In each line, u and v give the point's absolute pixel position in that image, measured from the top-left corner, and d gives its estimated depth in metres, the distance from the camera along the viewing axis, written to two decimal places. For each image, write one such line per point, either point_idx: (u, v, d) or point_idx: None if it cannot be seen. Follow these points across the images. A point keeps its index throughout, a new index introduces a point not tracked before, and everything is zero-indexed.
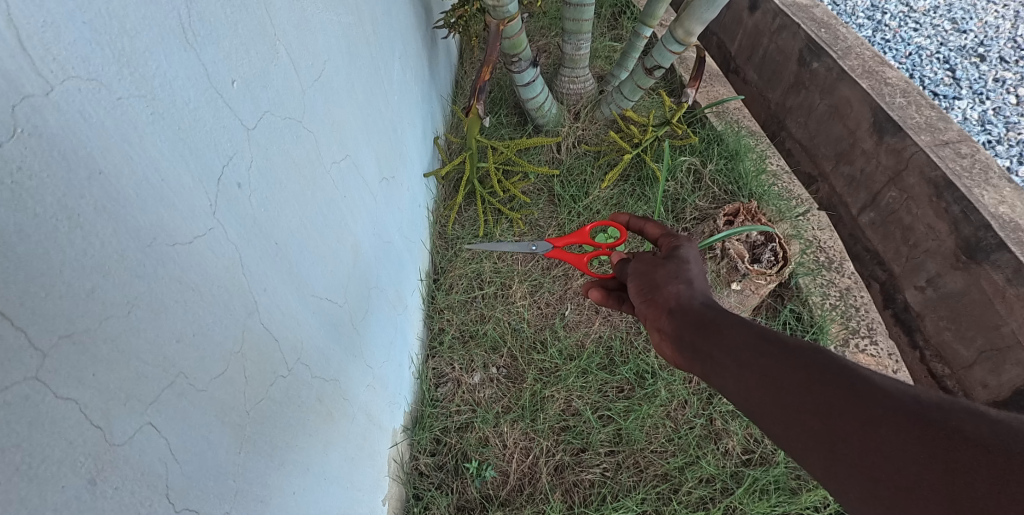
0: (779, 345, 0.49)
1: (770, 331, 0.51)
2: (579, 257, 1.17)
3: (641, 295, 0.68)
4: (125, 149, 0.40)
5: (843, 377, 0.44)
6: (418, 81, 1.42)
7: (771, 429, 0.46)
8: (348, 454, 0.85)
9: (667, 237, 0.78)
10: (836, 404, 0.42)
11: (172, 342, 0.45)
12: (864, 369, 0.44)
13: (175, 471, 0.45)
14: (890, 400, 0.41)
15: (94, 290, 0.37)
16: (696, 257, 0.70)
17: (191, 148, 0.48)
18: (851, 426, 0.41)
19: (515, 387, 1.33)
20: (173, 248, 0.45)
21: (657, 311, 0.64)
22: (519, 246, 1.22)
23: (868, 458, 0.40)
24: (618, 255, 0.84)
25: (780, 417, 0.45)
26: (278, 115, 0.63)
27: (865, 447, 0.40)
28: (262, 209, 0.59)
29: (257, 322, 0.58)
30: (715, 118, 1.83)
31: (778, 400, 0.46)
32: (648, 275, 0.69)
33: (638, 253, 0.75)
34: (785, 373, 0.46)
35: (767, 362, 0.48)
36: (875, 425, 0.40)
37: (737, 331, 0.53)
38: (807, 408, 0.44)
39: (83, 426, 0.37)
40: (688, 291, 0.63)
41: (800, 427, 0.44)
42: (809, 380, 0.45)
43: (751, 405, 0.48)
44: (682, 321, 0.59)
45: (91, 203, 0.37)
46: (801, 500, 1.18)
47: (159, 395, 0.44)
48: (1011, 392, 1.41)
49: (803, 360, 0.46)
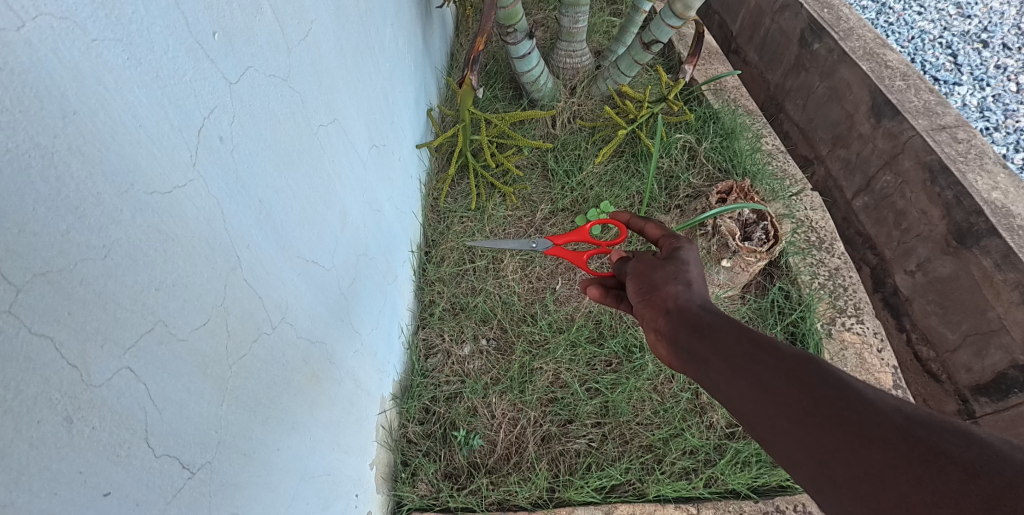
0: (774, 353, 0.51)
1: (766, 340, 0.53)
2: (577, 255, 1.17)
3: (639, 295, 0.71)
4: (99, 93, 0.39)
5: (836, 393, 0.46)
6: (412, 50, 1.40)
7: (763, 436, 0.49)
8: (334, 418, 0.86)
9: (668, 239, 0.78)
10: (828, 417, 0.45)
11: (151, 291, 0.45)
12: (856, 384, 0.46)
13: (155, 418, 0.46)
14: (882, 417, 0.43)
15: (68, 231, 0.37)
16: (696, 259, 0.71)
17: (171, 97, 0.47)
18: (842, 440, 0.43)
19: (503, 359, 1.34)
20: (151, 196, 0.45)
21: (654, 311, 0.67)
22: (519, 243, 1.20)
23: (857, 472, 0.42)
24: (618, 253, 0.84)
25: (771, 425, 0.48)
26: (262, 71, 0.62)
27: (854, 461, 0.42)
28: (246, 166, 0.58)
29: (240, 278, 0.57)
30: (712, 96, 1.82)
31: (770, 410, 0.48)
32: (647, 275, 0.71)
33: (637, 253, 0.76)
34: (780, 385, 0.49)
35: (761, 370, 0.51)
36: (866, 441, 0.42)
37: (733, 338, 0.55)
38: (799, 418, 0.46)
39: (59, 364, 0.37)
40: (687, 293, 0.65)
41: (791, 436, 0.46)
42: (802, 391, 0.47)
43: (743, 412, 0.51)
44: (680, 323, 0.61)
45: (64, 144, 0.36)
46: (782, 472, 1.20)
47: (138, 341, 0.44)
48: (993, 375, 1.43)
49: (797, 371, 0.49)
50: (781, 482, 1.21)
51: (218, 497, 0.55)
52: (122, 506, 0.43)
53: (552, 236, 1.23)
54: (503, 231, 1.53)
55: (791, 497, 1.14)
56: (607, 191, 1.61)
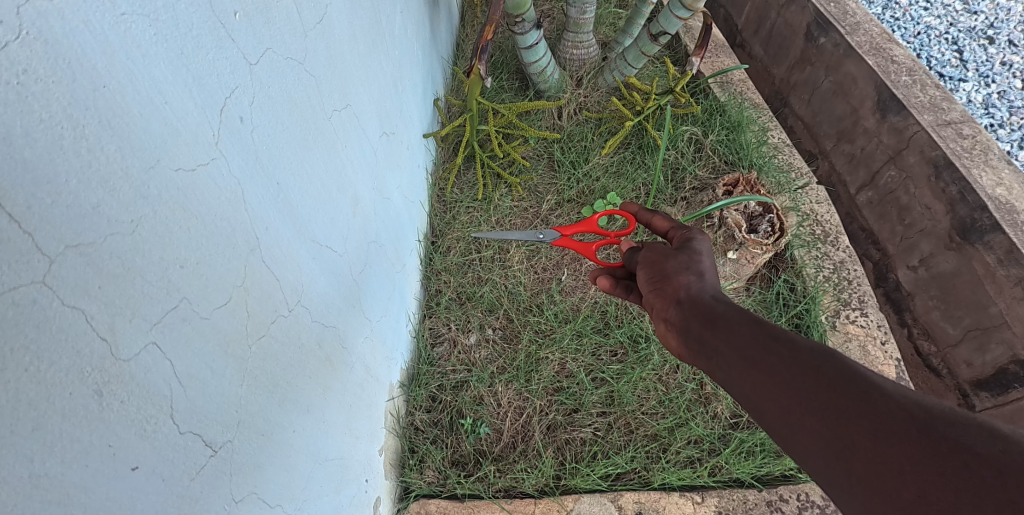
0: (788, 347, 0.51)
1: (780, 332, 0.54)
2: (585, 246, 1.17)
3: (650, 285, 0.72)
4: (128, 67, 0.39)
5: (852, 386, 0.46)
6: (420, 39, 1.39)
7: (778, 430, 0.49)
8: (346, 401, 0.86)
9: (679, 230, 0.79)
10: (842, 411, 0.45)
11: (176, 268, 0.44)
12: (873, 377, 0.46)
13: (180, 395, 0.46)
14: (900, 411, 0.42)
15: (99, 205, 0.36)
16: (707, 249, 0.71)
17: (195, 76, 0.46)
18: (857, 435, 0.43)
19: (510, 348, 1.34)
20: (176, 173, 0.44)
21: (666, 301, 0.68)
22: (526, 234, 1.20)
23: (872, 467, 0.42)
24: (627, 242, 0.85)
25: (786, 418, 0.48)
26: (280, 53, 0.61)
27: (869, 456, 0.42)
28: (265, 147, 0.58)
29: (259, 259, 0.57)
30: (718, 89, 1.81)
31: (785, 404, 0.48)
32: (658, 265, 0.72)
33: (649, 243, 0.77)
34: (794, 378, 0.49)
35: (775, 364, 0.51)
36: (882, 435, 0.42)
37: (747, 331, 0.55)
38: (813, 412, 0.46)
39: (90, 337, 0.37)
40: (698, 283, 0.66)
41: (806, 430, 0.46)
42: (817, 385, 0.47)
43: (757, 405, 0.51)
44: (691, 313, 0.62)
45: (95, 116, 0.36)
46: (786, 461, 1.21)
47: (163, 318, 0.43)
48: (994, 370, 1.44)
49: (812, 364, 0.49)
50: (784, 472, 1.22)
51: (237, 477, 0.55)
52: (147, 481, 0.43)
53: (559, 226, 1.22)
54: (508, 222, 1.54)
55: (794, 486, 1.15)
56: (613, 182, 1.61)
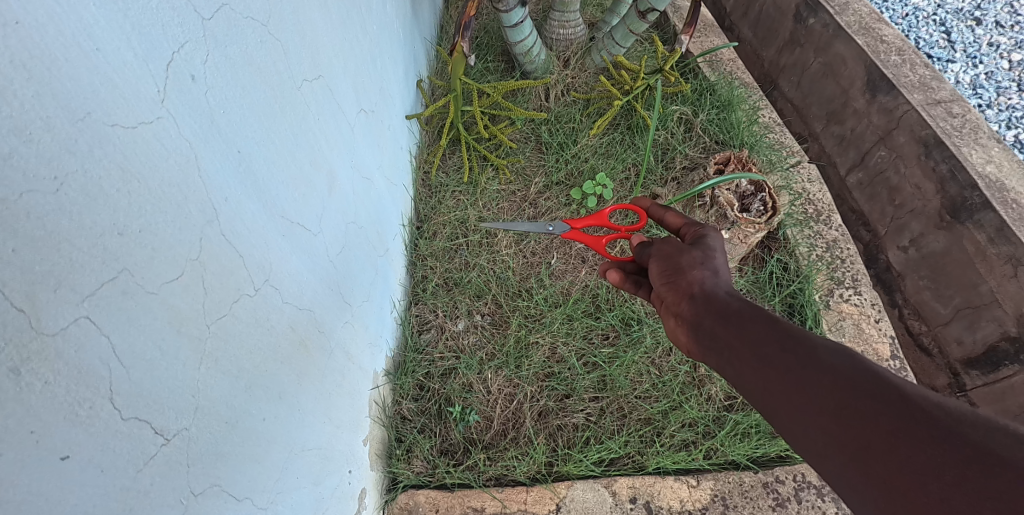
0: (804, 345, 0.48)
1: (796, 330, 0.50)
2: (595, 239, 1.13)
3: (662, 278, 0.68)
4: (49, 6, 0.34)
5: (872, 386, 0.43)
6: (400, 17, 1.33)
7: (789, 428, 0.46)
8: (324, 389, 0.82)
9: (693, 227, 0.75)
10: (861, 411, 0.42)
11: (112, 235, 0.40)
12: (893, 378, 0.43)
13: (121, 376, 0.41)
14: (921, 413, 0.40)
15: (11, 154, 0.32)
16: (722, 247, 0.68)
17: (134, 23, 0.41)
18: (875, 435, 0.41)
19: (499, 333, 1.31)
20: (112, 128, 0.39)
21: (677, 295, 0.64)
22: (535, 227, 1.16)
23: (891, 468, 0.39)
24: (638, 237, 0.80)
25: (799, 416, 0.45)
26: (239, 12, 0.56)
27: (888, 457, 0.39)
28: (223, 111, 0.53)
29: (217, 232, 0.53)
30: (709, 69, 1.77)
31: (799, 402, 0.45)
32: (671, 258, 0.68)
33: (661, 237, 0.73)
34: (810, 377, 0.46)
35: (790, 359, 0.48)
36: (902, 437, 0.40)
37: (762, 327, 0.52)
38: (830, 412, 0.43)
39: (4, 307, 0.32)
40: (712, 279, 0.62)
41: (821, 429, 0.43)
42: (834, 384, 0.44)
43: (768, 402, 0.48)
44: (704, 308, 0.59)
45: (5, 55, 0.31)
46: (782, 442, 1.18)
47: (98, 290, 0.39)
48: (984, 349, 1.41)
49: (829, 362, 0.46)
50: (781, 453, 1.19)
51: (196, 468, 0.51)
52: (83, 472, 0.38)
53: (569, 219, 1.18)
54: (496, 206, 1.49)
55: (790, 467, 1.12)
56: (602, 164, 1.57)
